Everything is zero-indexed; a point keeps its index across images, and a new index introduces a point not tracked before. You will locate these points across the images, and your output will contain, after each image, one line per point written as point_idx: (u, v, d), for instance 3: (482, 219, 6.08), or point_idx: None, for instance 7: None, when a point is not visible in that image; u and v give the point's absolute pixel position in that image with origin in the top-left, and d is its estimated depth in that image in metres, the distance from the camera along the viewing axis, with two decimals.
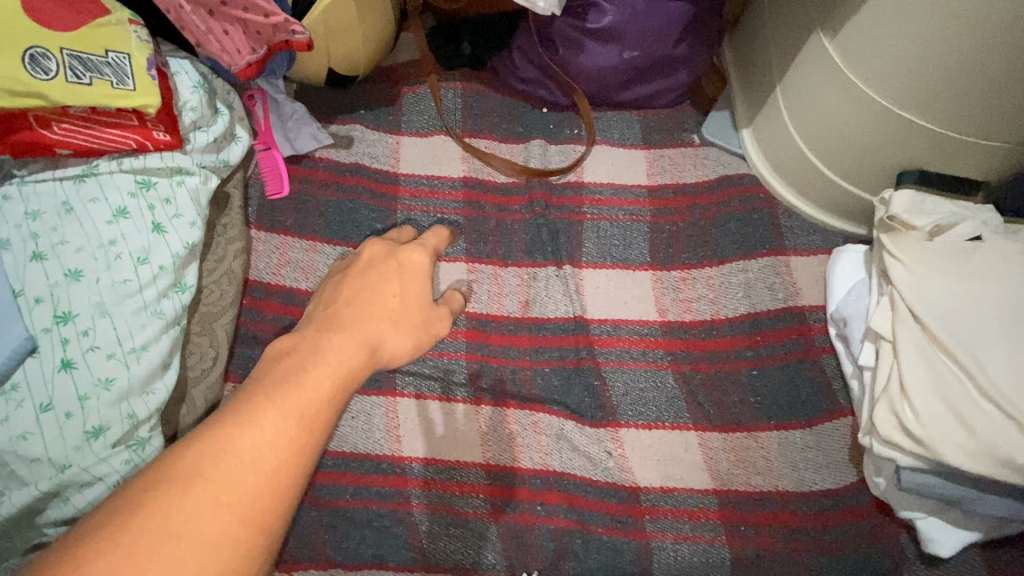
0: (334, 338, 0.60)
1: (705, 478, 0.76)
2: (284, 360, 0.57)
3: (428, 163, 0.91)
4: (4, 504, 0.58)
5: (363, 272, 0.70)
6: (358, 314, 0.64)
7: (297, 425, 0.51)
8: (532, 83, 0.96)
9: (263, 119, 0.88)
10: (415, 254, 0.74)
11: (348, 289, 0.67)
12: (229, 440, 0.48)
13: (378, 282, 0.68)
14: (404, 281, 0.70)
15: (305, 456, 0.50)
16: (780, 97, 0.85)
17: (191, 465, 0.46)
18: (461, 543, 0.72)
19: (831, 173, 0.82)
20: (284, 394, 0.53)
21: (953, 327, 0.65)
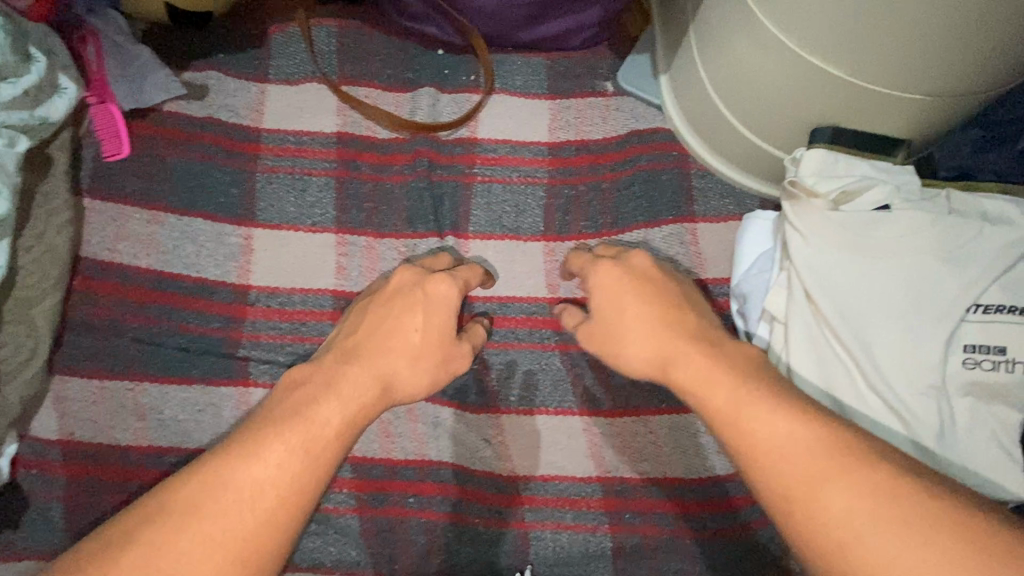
0: (362, 373, 0.58)
1: (589, 465, 0.72)
2: (296, 391, 0.56)
3: (296, 117, 0.80)
4: None
5: (388, 299, 0.65)
6: (375, 350, 0.61)
7: (301, 460, 0.50)
8: (421, 20, 0.83)
9: (96, 64, 0.75)
10: (438, 281, 0.66)
11: (374, 318, 0.64)
12: (234, 475, 0.48)
13: (404, 317, 0.64)
14: (425, 313, 0.64)
15: (309, 493, 0.50)
16: (693, 39, 0.74)
17: (185, 500, 0.47)
18: (322, 539, 0.68)
19: (742, 128, 0.72)
20: (293, 427, 0.52)
21: (846, 311, 0.58)
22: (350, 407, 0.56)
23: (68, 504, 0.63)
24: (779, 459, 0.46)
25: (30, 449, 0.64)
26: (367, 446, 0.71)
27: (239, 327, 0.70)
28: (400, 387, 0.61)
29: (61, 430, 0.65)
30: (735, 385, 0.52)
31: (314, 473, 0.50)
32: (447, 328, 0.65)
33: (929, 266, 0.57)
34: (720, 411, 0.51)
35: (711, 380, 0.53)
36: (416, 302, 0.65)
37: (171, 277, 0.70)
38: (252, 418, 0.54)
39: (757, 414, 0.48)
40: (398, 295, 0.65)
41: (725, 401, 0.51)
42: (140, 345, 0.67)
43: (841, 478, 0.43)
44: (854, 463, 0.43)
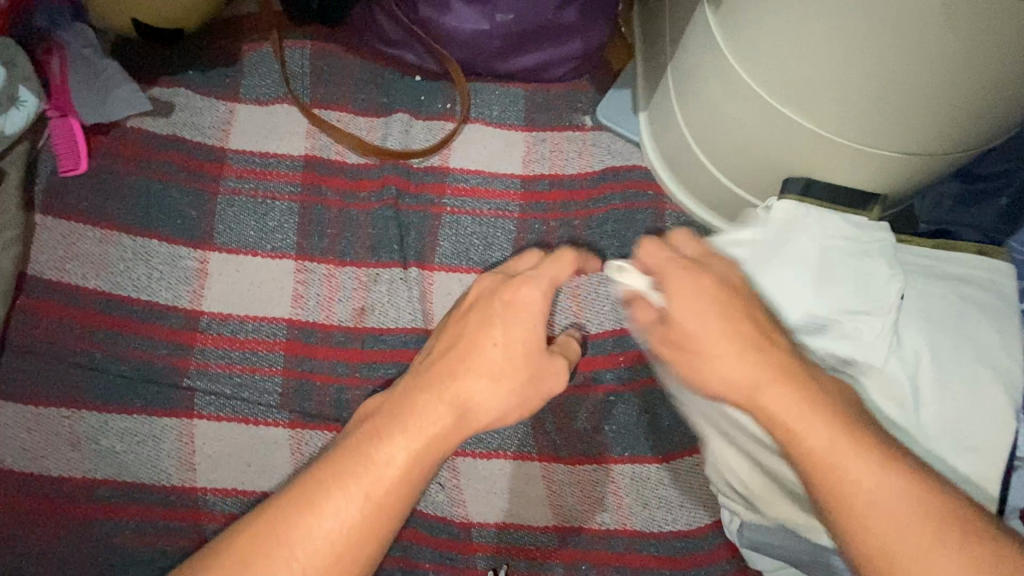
0: (441, 405, 0.46)
1: (547, 514, 0.69)
2: (365, 424, 0.46)
3: (265, 139, 0.78)
4: None
5: (471, 310, 0.52)
6: (447, 373, 0.48)
7: (362, 509, 0.41)
8: (397, 45, 0.82)
9: (58, 76, 0.74)
10: (530, 288, 0.52)
11: (459, 335, 0.50)
12: (291, 525, 0.41)
13: (488, 332, 0.50)
14: (506, 325, 0.50)
15: (375, 541, 0.42)
16: (670, 80, 0.72)
17: (249, 545, 0.41)
18: None
19: (718, 173, 0.71)
20: (356, 468, 0.43)
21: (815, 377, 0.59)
22: (426, 453, 0.44)
23: None
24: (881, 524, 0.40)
25: None
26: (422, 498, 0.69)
27: (187, 355, 0.67)
28: (478, 415, 0.47)
29: None
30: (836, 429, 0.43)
31: (406, 504, 0.43)
32: (534, 340, 0.50)
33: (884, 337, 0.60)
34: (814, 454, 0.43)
35: (800, 422, 0.44)
36: (494, 315, 0.50)
37: (120, 299, 0.68)
38: (320, 455, 0.45)
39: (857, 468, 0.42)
40: (475, 310, 0.52)
41: (822, 451, 0.43)
42: (81, 371, 0.65)
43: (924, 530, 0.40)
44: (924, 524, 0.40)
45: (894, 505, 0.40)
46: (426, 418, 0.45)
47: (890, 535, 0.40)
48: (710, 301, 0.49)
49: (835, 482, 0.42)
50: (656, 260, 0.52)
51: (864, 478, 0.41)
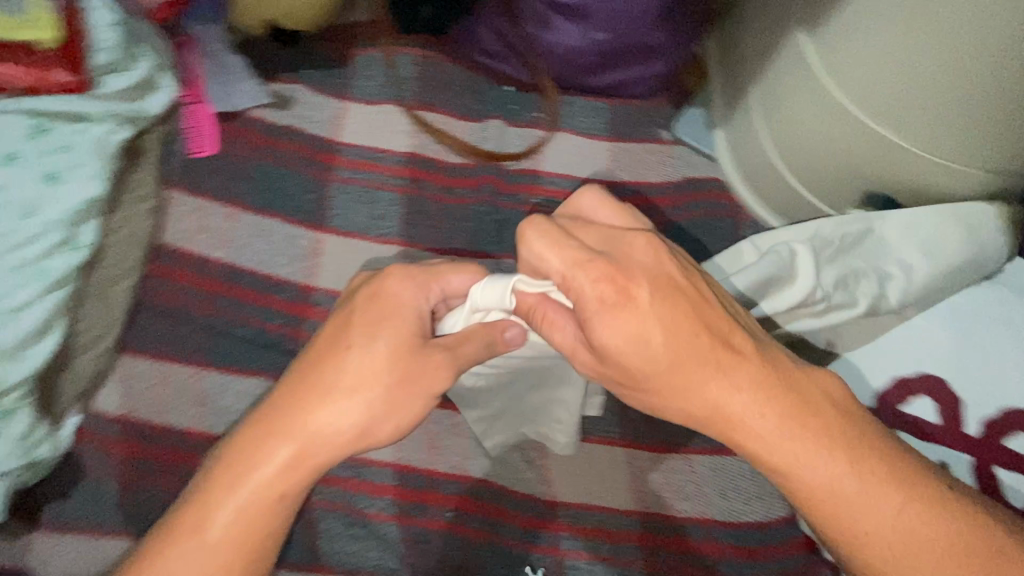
0: (301, 428, 0.53)
1: (629, 498, 0.72)
2: (244, 445, 0.54)
3: (374, 135, 0.84)
4: None
5: (346, 321, 0.56)
6: (291, 405, 0.54)
7: (236, 528, 0.52)
8: (495, 57, 0.88)
9: (194, 68, 0.81)
10: (409, 310, 0.56)
11: (314, 359, 0.55)
12: (167, 545, 0.51)
13: (368, 372, 0.54)
14: (387, 359, 0.54)
15: (259, 546, 0.53)
16: (755, 100, 0.79)
17: (149, 556, 0.52)
18: (363, 544, 0.68)
19: (801, 186, 0.77)
20: (234, 491, 0.52)
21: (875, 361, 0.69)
22: (270, 465, 0.52)
23: (121, 482, 0.64)
24: (885, 536, 0.48)
25: (92, 422, 0.65)
26: (511, 476, 0.72)
27: (301, 326, 0.72)
28: (333, 435, 0.53)
29: (122, 407, 0.66)
30: (822, 453, 0.49)
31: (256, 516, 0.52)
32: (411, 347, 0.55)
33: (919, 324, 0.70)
34: (812, 491, 0.50)
35: (776, 433, 0.50)
36: (352, 329, 0.55)
37: (243, 271, 0.73)
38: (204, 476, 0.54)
39: (857, 490, 0.49)
40: (358, 321, 0.56)
41: (818, 487, 0.49)
42: (207, 333, 0.70)
43: (935, 534, 0.48)
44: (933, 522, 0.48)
45: (892, 514, 0.48)
46: (277, 451, 0.53)
47: (895, 543, 0.48)
48: (640, 306, 0.50)
49: (829, 499, 0.49)
50: (563, 258, 0.51)
51: (833, 487, 0.49)
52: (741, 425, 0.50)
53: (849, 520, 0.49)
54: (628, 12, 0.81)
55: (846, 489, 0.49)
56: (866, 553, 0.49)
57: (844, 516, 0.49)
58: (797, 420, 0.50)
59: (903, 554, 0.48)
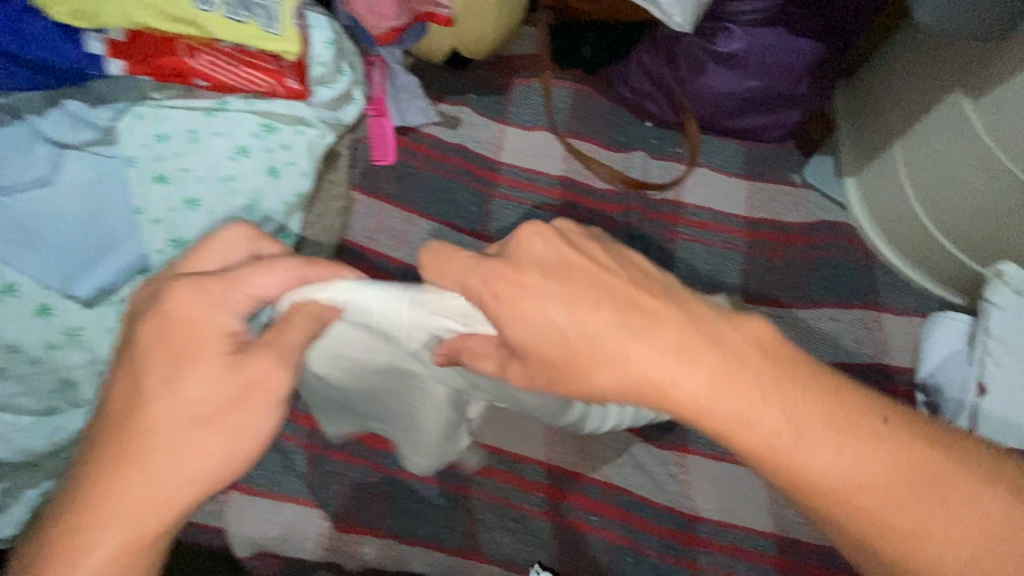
0: (142, 485, 0.42)
1: (767, 520, 0.75)
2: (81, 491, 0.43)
3: (532, 158, 0.92)
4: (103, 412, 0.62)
5: (157, 347, 0.44)
6: (132, 476, 0.42)
7: None
8: (644, 96, 0.95)
9: (379, 86, 0.88)
10: (220, 338, 0.45)
11: (146, 400, 0.44)
12: None
13: (164, 414, 0.43)
14: (184, 394, 0.44)
15: None
16: (898, 154, 0.85)
17: None
18: (515, 536, 0.71)
19: (939, 236, 0.82)
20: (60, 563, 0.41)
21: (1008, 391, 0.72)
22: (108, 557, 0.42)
23: (307, 453, 0.70)
24: (878, 501, 0.40)
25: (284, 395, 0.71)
26: (653, 488, 0.75)
27: None
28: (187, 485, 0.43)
29: None
30: (766, 404, 0.42)
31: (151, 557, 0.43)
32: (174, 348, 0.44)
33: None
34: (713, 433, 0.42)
35: (744, 410, 0.42)
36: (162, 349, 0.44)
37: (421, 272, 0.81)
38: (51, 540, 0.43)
39: (813, 446, 0.41)
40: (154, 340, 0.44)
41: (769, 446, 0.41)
42: None
43: (855, 469, 0.40)
44: (856, 454, 0.41)
45: (836, 461, 0.41)
46: (107, 535, 0.42)
47: (893, 507, 0.40)
48: (580, 319, 0.45)
49: (843, 483, 0.40)
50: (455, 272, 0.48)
51: (819, 476, 0.41)
52: (727, 419, 0.42)
53: (826, 489, 0.41)
54: (776, 63, 0.89)
55: (796, 446, 0.41)
56: (870, 526, 0.40)
57: (812, 491, 0.41)
58: (741, 392, 0.42)
59: (880, 508, 0.40)
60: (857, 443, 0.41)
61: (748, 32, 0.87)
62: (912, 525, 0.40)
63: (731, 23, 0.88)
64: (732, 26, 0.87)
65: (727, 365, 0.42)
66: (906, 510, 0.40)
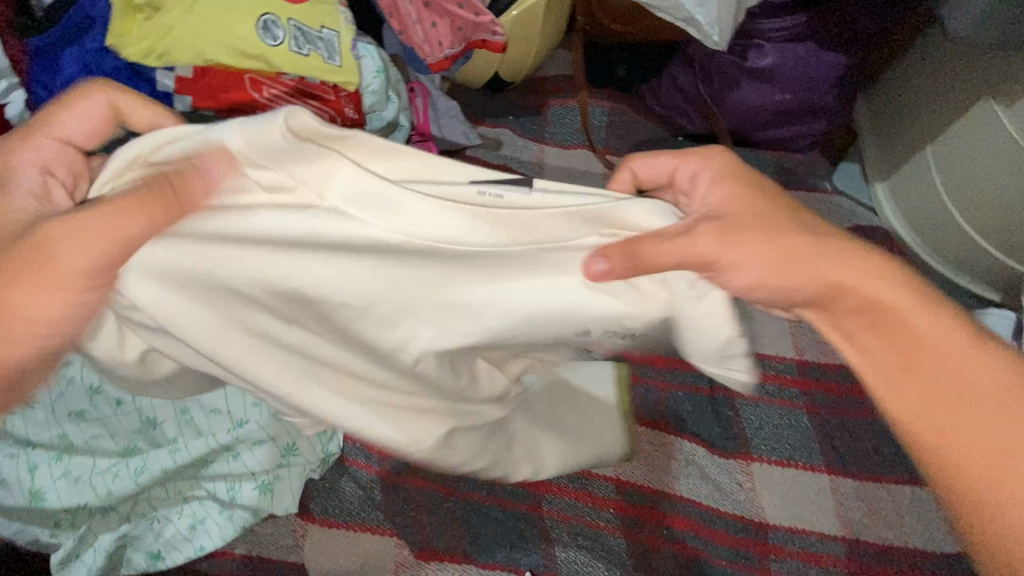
0: None
1: (835, 523, 0.76)
2: None
3: (574, 176, 0.93)
4: (181, 452, 0.60)
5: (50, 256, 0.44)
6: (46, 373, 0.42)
7: None
8: (676, 111, 0.98)
9: (422, 111, 0.89)
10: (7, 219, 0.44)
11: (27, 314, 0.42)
12: None
13: (45, 283, 0.42)
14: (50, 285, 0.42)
15: None
16: (929, 159, 0.88)
17: None
18: (591, 555, 0.71)
19: (975, 236, 0.85)
20: None
21: None
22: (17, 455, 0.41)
23: (380, 481, 0.69)
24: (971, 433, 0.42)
25: None
26: (720, 497, 0.76)
27: None
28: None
29: None
30: (925, 308, 0.45)
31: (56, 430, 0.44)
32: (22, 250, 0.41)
33: None
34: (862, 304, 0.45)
35: (906, 310, 0.45)
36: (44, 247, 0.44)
37: None
38: None
39: (946, 345, 0.44)
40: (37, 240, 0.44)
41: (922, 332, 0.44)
42: None
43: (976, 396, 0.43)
44: (985, 382, 0.43)
45: (952, 350, 0.44)
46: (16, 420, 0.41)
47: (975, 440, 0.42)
48: (752, 243, 0.45)
49: (935, 351, 0.44)
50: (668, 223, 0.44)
51: (896, 357, 0.45)
52: (867, 299, 0.45)
53: (915, 374, 0.44)
54: (805, 77, 0.92)
55: (926, 347, 0.44)
56: (939, 441, 0.43)
57: (883, 354, 0.45)
58: (925, 311, 0.45)
59: (954, 373, 0.43)
60: (983, 371, 0.43)
61: (779, 48, 0.91)
62: (989, 420, 0.42)
63: (763, 40, 0.91)
64: (764, 42, 0.91)
65: (820, 260, 0.45)
66: (992, 451, 0.41)
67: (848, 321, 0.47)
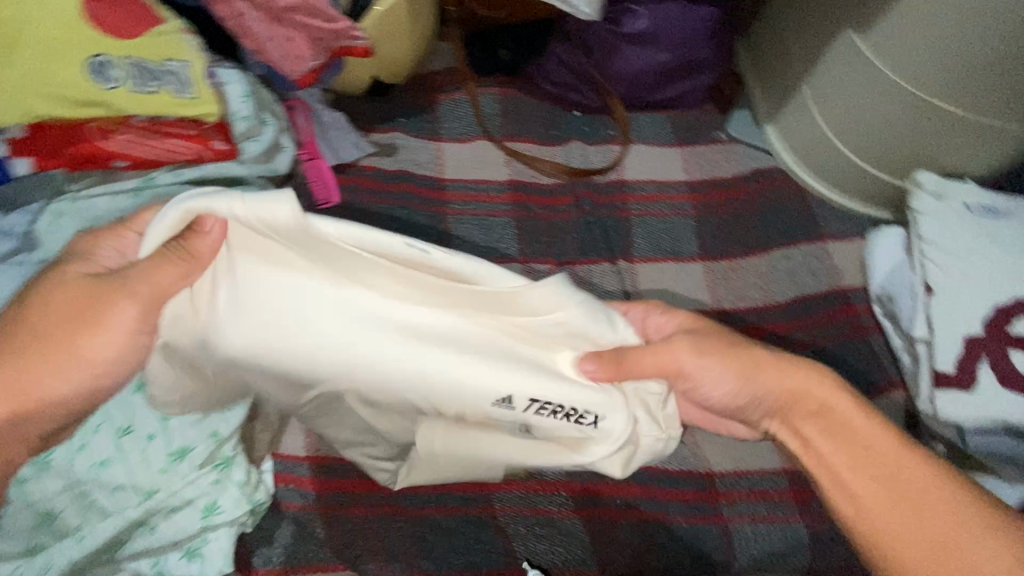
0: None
1: (775, 459, 0.79)
2: None
3: (475, 168, 0.92)
4: (91, 537, 0.58)
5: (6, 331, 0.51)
6: (40, 360, 0.51)
7: None
8: (568, 88, 0.98)
9: (305, 128, 0.85)
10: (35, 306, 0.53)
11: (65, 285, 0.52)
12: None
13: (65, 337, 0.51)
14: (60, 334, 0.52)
15: None
16: (806, 95, 0.91)
17: None
18: (551, 541, 0.71)
19: (858, 162, 0.89)
20: None
21: (970, 298, 0.73)
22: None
23: (324, 517, 0.67)
24: (894, 510, 0.53)
25: (282, 466, 0.69)
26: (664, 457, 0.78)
27: None
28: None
29: (309, 447, 0.70)
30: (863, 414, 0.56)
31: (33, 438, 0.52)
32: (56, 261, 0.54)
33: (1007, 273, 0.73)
34: (819, 406, 0.58)
35: (854, 416, 0.57)
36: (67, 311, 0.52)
37: None
38: None
39: (869, 436, 0.56)
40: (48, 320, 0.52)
41: (850, 425, 0.56)
42: None
43: (912, 482, 0.53)
44: (918, 473, 0.54)
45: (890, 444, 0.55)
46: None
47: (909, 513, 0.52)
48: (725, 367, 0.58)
49: (882, 463, 0.55)
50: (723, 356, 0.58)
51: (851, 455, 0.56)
52: (823, 407, 0.57)
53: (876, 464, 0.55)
54: (681, 33, 0.93)
55: (853, 440, 0.56)
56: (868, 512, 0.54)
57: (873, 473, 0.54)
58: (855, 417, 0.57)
59: (919, 498, 0.52)
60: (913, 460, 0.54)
61: (651, 10, 0.92)
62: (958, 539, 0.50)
63: (633, 5, 0.93)
64: (635, 6, 0.93)
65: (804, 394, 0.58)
66: (897, 522, 0.52)
67: (808, 423, 0.58)
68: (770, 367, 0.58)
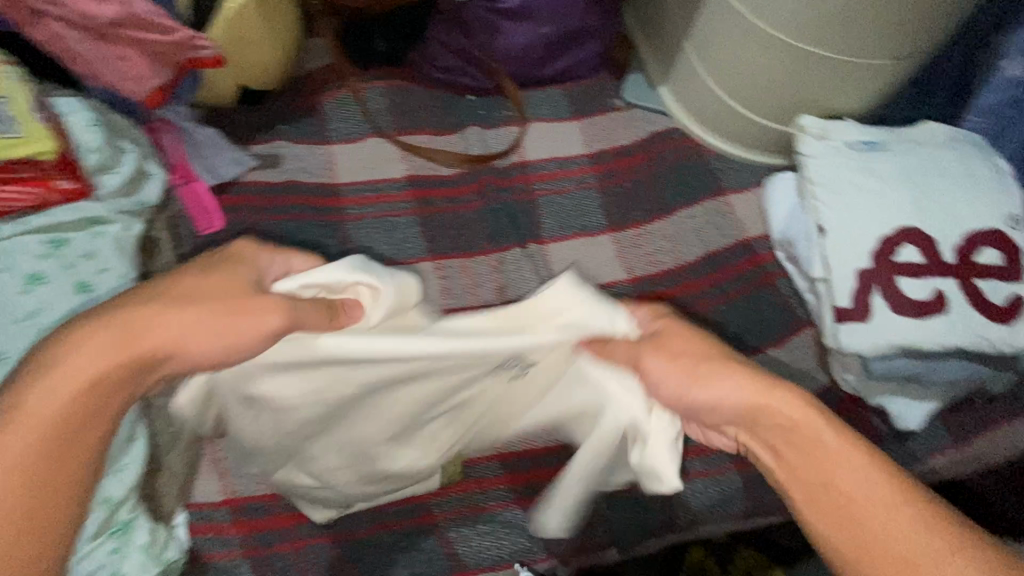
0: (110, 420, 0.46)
1: None
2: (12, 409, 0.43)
3: (369, 169, 0.88)
4: None
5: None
6: (112, 345, 0.45)
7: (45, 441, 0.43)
8: (453, 72, 0.96)
9: (174, 151, 0.79)
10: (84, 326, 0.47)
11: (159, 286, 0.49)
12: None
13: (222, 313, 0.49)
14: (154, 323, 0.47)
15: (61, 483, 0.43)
16: (689, 51, 0.92)
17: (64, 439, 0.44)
18: (494, 537, 0.71)
19: (747, 113, 0.91)
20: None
21: (855, 232, 0.77)
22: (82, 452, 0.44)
23: (252, 559, 0.65)
24: (891, 539, 0.45)
25: (196, 515, 0.66)
26: None
27: None
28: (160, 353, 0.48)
29: (225, 489, 0.68)
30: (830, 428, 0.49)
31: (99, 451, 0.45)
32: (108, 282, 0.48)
33: (887, 202, 0.76)
34: (786, 421, 0.50)
35: (809, 424, 0.50)
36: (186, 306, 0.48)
37: None
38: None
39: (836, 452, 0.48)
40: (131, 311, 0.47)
41: (802, 429, 0.50)
42: None
43: (891, 506, 0.46)
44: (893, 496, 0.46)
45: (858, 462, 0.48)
46: (36, 399, 0.43)
47: (897, 540, 0.45)
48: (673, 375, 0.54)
49: (845, 486, 0.48)
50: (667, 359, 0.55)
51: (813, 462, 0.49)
52: (784, 420, 0.50)
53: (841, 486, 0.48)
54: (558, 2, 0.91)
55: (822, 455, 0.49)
56: (857, 539, 0.46)
57: (834, 482, 0.48)
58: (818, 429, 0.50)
59: (881, 525, 0.46)
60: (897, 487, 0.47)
61: None
62: (935, 560, 0.44)
63: None
64: None
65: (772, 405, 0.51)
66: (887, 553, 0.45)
67: (771, 436, 0.52)
68: (725, 375, 0.52)
